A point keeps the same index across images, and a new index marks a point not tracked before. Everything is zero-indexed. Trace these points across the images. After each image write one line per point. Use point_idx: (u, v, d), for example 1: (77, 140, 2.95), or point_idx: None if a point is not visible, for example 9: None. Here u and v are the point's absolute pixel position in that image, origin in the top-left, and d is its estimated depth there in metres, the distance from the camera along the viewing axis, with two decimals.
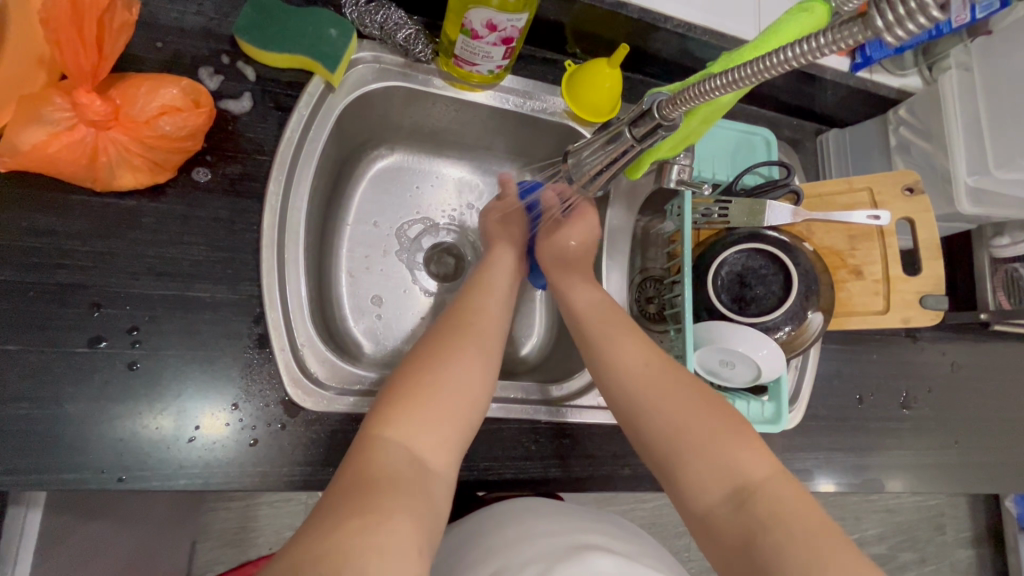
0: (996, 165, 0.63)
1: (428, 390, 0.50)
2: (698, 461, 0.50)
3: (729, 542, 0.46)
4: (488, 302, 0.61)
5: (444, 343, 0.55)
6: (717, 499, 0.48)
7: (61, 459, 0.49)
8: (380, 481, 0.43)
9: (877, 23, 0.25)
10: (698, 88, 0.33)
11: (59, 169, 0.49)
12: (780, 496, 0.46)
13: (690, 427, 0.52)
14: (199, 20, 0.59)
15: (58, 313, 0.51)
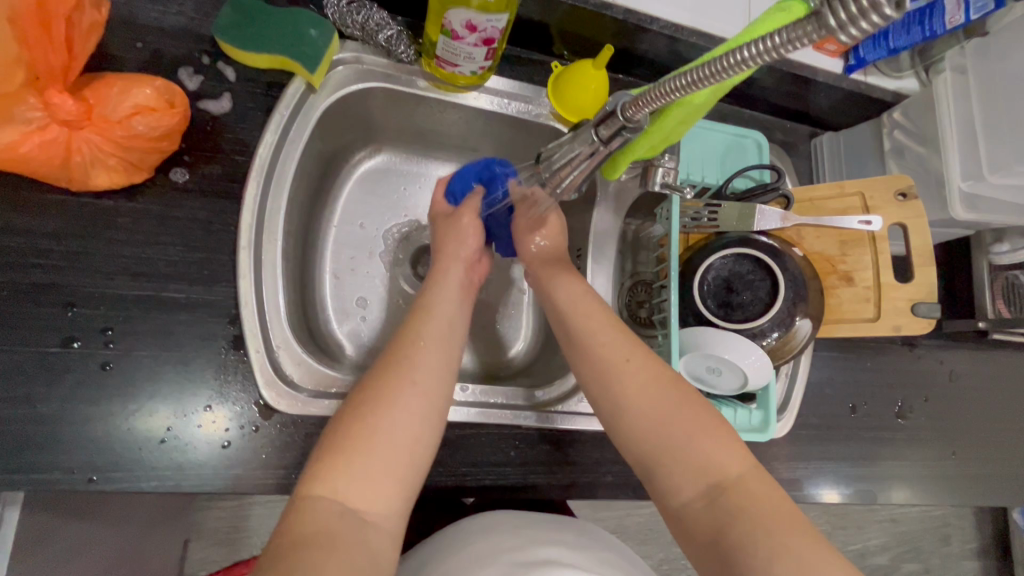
0: (990, 170, 0.62)
1: (358, 445, 0.47)
2: (688, 474, 0.50)
3: (701, 537, 0.48)
4: (434, 322, 0.56)
5: (377, 385, 0.51)
6: (708, 514, 0.48)
7: (33, 458, 0.49)
8: (308, 547, 0.41)
9: (830, 22, 0.24)
10: (662, 88, 0.32)
11: (33, 170, 0.49)
12: (752, 492, 0.48)
13: (666, 423, 0.52)
14: (180, 20, 0.58)
15: (32, 313, 0.51)
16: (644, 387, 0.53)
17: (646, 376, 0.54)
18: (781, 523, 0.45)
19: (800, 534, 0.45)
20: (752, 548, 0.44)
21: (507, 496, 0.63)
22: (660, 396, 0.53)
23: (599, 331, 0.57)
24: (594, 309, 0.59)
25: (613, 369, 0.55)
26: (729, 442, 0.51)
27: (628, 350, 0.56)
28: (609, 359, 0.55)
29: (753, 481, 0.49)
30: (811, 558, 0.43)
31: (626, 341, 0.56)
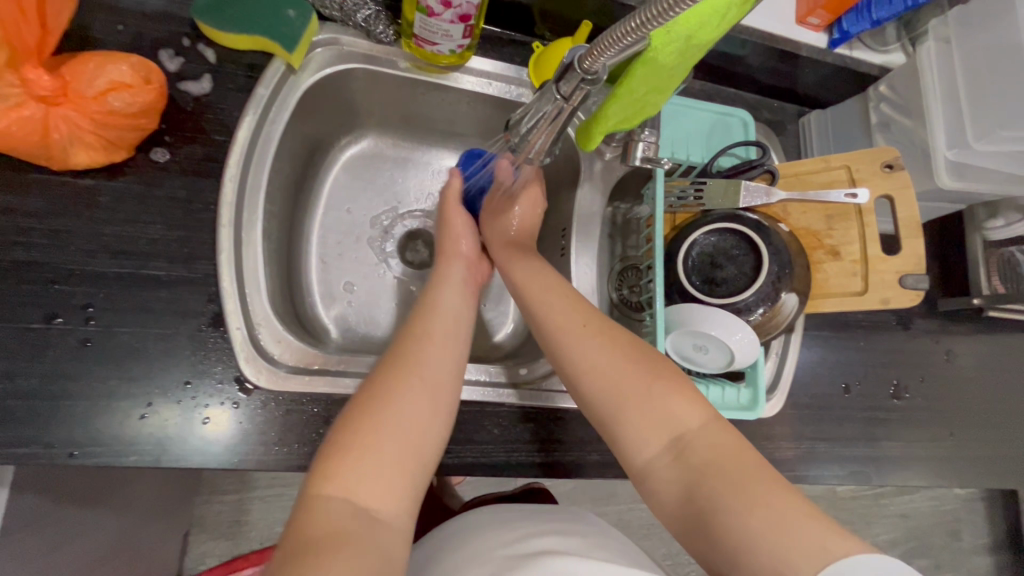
0: (974, 137, 0.61)
1: (366, 439, 0.46)
2: (651, 433, 0.49)
3: (671, 491, 0.47)
4: (437, 325, 0.57)
5: (383, 380, 0.51)
6: (674, 469, 0.47)
7: (14, 432, 0.50)
8: (319, 544, 0.40)
9: None
10: (609, 38, 0.33)
11: (12, 147, 0.49)
12: (714, 440, 0.47)
13: (622, 380, 0.51)
14: (160, 4, 0.59)
15: (15, 290, 0.52)
16: (601, 351, 0.53)
17: (601, 342, 0.54)
18: (746, 475, 0.44)
19: (766, 483, 0.43)
20: (723, 498, 0.43)
21: (489, 474, 0.63)
22: (615, 354, 0.53)
23: (552, 303, 0.57)
24: (552, 284, 0.59)
25: (568, 338, 0.55)
26: (690, 397, 0.50)
27: (582, 318, 0.56)
28: (562, 328, 0.56)
29: (715, 434, 0.48)
30: (776, 505, 0.41)
31: (582, 311, 0.57)
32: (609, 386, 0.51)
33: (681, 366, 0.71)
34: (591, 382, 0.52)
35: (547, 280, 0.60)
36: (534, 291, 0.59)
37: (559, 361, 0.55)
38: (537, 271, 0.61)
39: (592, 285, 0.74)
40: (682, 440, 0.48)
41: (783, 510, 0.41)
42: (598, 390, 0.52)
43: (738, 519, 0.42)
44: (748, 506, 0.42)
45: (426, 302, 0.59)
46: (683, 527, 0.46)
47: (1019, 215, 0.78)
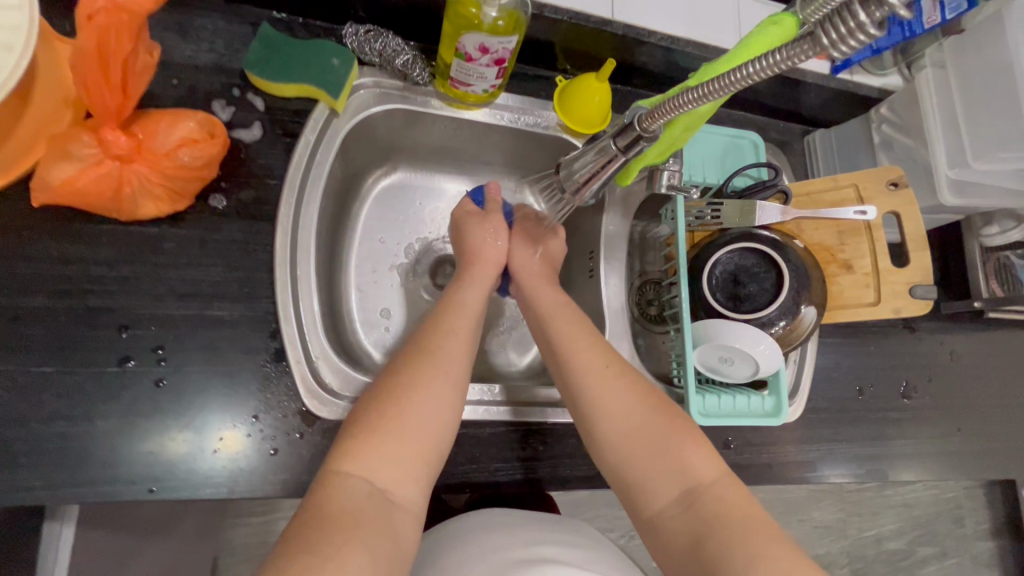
0: (973, 157, 0.66)
1: (389, 426, 0.50)
2: (664, 481, 0.53)
3: (678, 542, 0.50)
4: (459, 322, 0.61)
5: (408, 372, 0.54)
6: (684, 523, 0.51)
7: (97, 471, 0.53)
8: (335, 520, 0.44)
9: (823, 41, 0.28)
10: (674, 102, 0.37)
11: (86, 202, 0.52)
12: (724, 497, 0.51)
13: (642, 430, 0.55)
14: (211, 57, 0.63)
15: (89, 335, 0.54)
16: (624, 396, 0.57)
17: (624, 386, 0.57)
18: (751, 523, 0.48)
19: (770, 532, 0.47)
20: (728, 551, 0.46)
21: (536, 488, 0.67)
22: (638, 406, 0.56)
23: (580, 341, 0.60)
24: (577, 322, 0.62)
25: (591, 376, 0.58)
26: (703, 447, 0.54)
27: (607, 359, 0.59)
28: (587, 367, 0.58)
29: (722, 484, 0.52)
30: (778, 550, 0.46)
31: (607, 354, 0.60)
32: (627, 429, 0.56)
33: (707, 377, 0.75)
34: (611, 422, 0.56)
35: (571, 320, 0.63)
36: (558, 321, 0.63)
37: (580, 398, 0.58)
38: (561, 303, 0.65)
39: (617, 304, 0.78)
40: (692, 486, 0.52)
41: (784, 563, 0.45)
42: (617, 431, 0.56)
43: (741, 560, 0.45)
44: (752, 549, 0.46)
45: (448, 297, 0.64)
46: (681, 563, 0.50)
47: (1013, 222, 0.82)
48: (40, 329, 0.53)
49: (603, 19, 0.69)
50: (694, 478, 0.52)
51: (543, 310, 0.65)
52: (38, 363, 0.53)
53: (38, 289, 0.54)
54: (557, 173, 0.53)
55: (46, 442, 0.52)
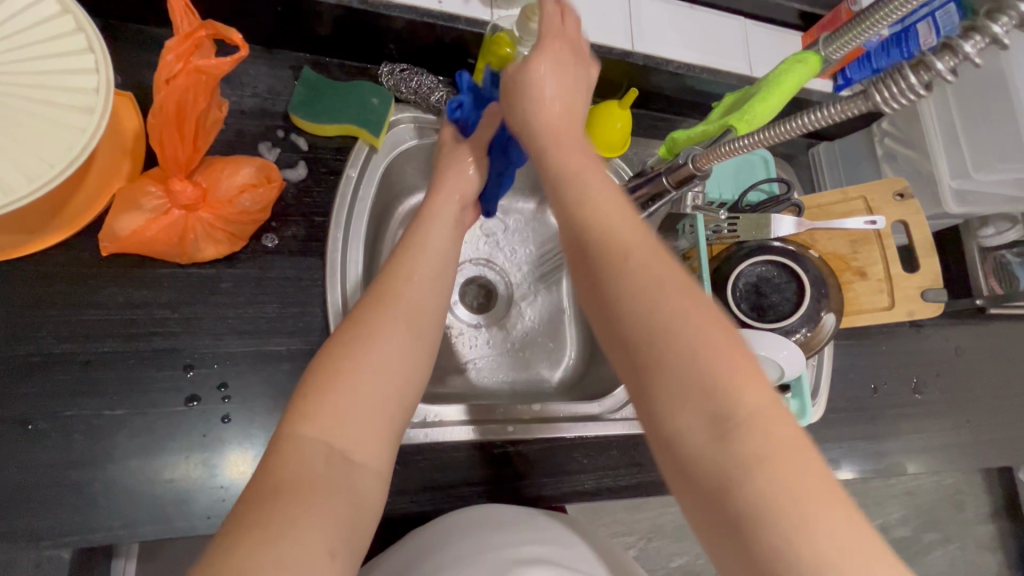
0: (975, 168, 0.70)
1: (344, 380, 0.43)
2: (693, 407, 0.36)
3: (698, 476, 0.36)
4: (423, 264, 0.52)
5: (364, 317, 0.47)
6: (711, 460, 0.36)
7: (171, 508, 0.54)
8: (286, 490, 0.37)
9: (876, 97, 0.33)
10: (730, 147, 0.43)
11: (154, 250, 0.55)
12: (784, 450, 0.34)
13: (677, 332, 0.38)
14: (256, 102, 0.66)
15: (156, 376, 0.56)
16: (679, 314, 0.38)
17: (681, 307, 0.38)
18: (819, 493, 0.34)
19: (843, 511, 0.34)
20: (761, 494, 0.34)
21: (582, 498, 0.70)
22: (679, 312, 0.38)
23: (617, 222, 0.43)
24: (611, 200, 0.44)
25: (629, 279, 0.40)
26: (776, 406, 0.36)
27: (658, 264, 0.40)
28: (623, 258, 0.41)
29: (803, 460, 0.34)
30: (844, 527, 0.33)
31: (659, 260, 0.41)
32: (675, 355, 0.37)
33: None
34: (658, 341, 0.38)
35: (607, 201, 0.44)
36: (588, 193, 0.45)
37: (614, 306, 0.40)
38: (593, 176, 0.46)
39: None
40: (759, 448, 0.35)
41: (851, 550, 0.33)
42: (658, 354, 0.38)
43: (788, 530, 0.33)
44: (808, 518, 0.33)
45: (414, 236, 0.55)
46: (701, 513, 0.37)
47: (1007, 224, 0.89)
48: (111, 374, 0.55)
49: (624, 50, 0.73)
50: (763, 447, 0.35)
51: (569, 176, 0.46)
52: (110, 406, 0.54)
53: (107, 335, 0.56)
54: None
55: (119, 483, 0.53)
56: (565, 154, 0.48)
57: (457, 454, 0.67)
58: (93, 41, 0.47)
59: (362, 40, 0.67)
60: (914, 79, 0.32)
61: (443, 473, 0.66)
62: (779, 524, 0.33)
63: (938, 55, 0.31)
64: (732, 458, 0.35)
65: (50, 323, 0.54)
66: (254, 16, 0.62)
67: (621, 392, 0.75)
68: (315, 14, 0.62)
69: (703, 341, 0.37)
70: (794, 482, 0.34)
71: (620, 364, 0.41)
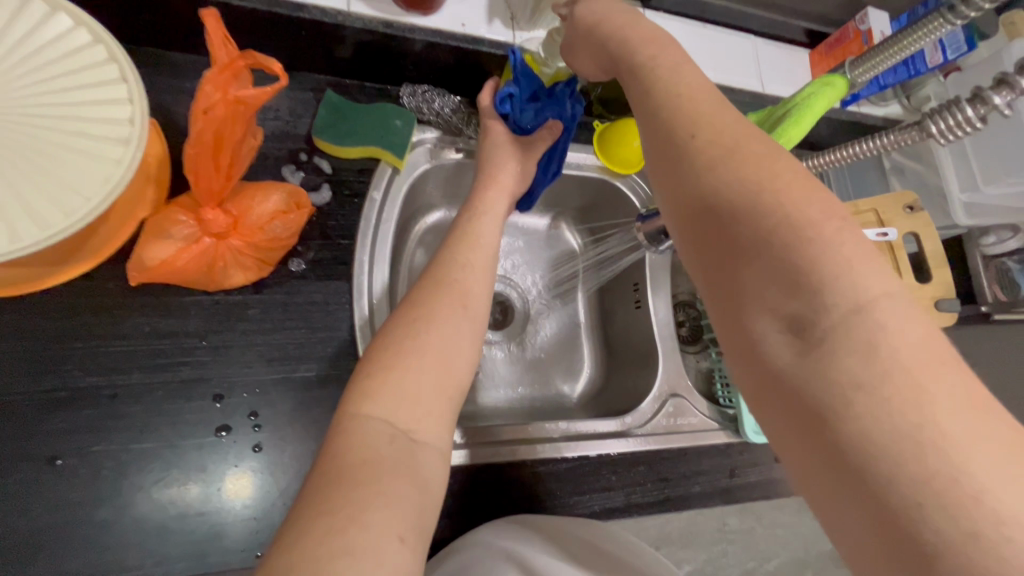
0: (984, 182, 0.72)
1: (407, 358, 0.43)
2: (784, 311, 0.34)
3: (788, 389, 0.34)
4: (477, 255, 0.53)
5: (428, 299, 0.47)
6: (802, 371, 0.33)
7: (204, 543, 0.53)
8: (354, 468, 0.36)
9: (934, 128, 0.45)
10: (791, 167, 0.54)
11: (182, 279, 0.54)
12: (902, 368, 0.30)
13: (767, 230, 0.34)
14: (277, 124, 0.65)
15: (185, 406, 0.55)
16: (778, 196, 0.34)
17: (784, 191, 0.34)
18: (939, 395, 0.29)
19: (971, 419, 0.29)
20: (864, 416, 0.30)
21: (611, 516, 0.70)
22: (772, 207, 0.34)
23: (706, 109, 0.39)
24: (700, 91, 0.40)
25: (717, 166, 0.36)
26: (894, 298, 0.32)
27: (758, 150, 0.37)
28: (710, 143, 0.37)
29: (922, 358, 0.30)
30: (967, 434, 0.29)
31: (756, 145, 0.37)
32: (772, 238, 0.34)
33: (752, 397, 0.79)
34: (755, 229, 0.34)
35: (700, 94, 0.40)
36: (675, 87, 0.41)
37: (702, 200, 0.37)
38: (680, 69, 0.42)
39: (666, 331, 0.80)
40: (865, 348, 0.31)
41: (980, 464, 0.28)
42: (754, 238, 0.34)
43: (890, 434, 0.29)
44: (916, 420, 0.29)
45: (465, 227, 0.55)
46: (786, 424, 0.35)
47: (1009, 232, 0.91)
48: (138, 406, 0.54)
49: None
50: (869, 361, 0.31)
51: (655, 69, 0.42)
52: (139, 439, 0.53)
53: (134, 366, 0.55)
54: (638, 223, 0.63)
55: (150, 519, 0.52)
56: (646, 47, 0.43)
57: (486, 475, 0.66)
58: (126, 72, 0.46)
59: (384, 62, 0.67)
60: (971, 112, 0.43)
61: (473, 495, 0.65)
62: (876, 429, 0.30)
63: (999, 90, 0.41)
64: (825, 358, 0.32)
65: (76, 356, 0.53)
66: (277, 40, 0.61)
67: (645, 407, 0.76)
68: (340, 37, 0.62)
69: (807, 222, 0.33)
70: (904, 383, 0.30)
71: (698, 265, 0.39)
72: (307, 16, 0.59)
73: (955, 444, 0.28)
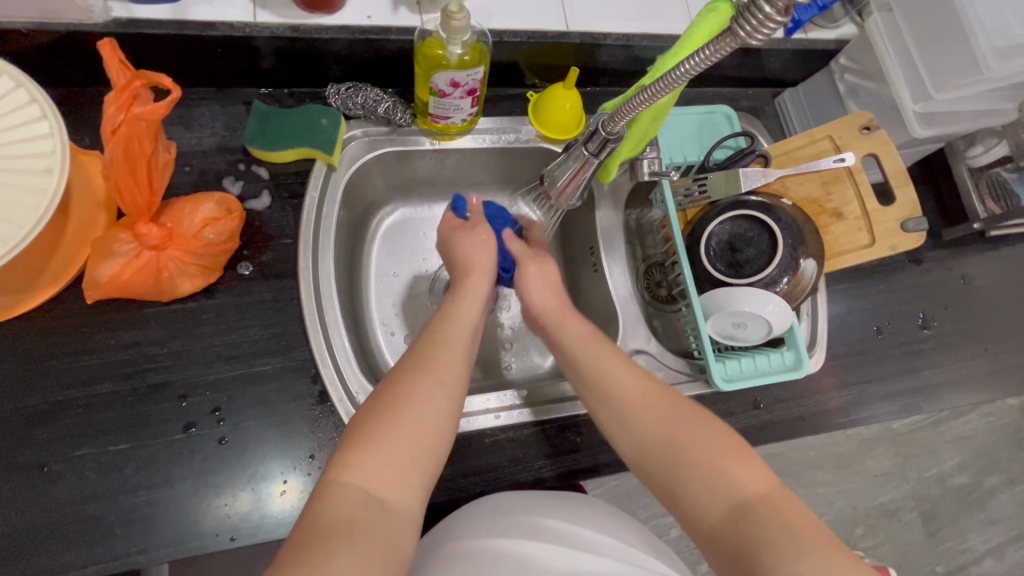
0: (935, 89, 0.69)
1: (388, 434, 0.48)
2: (714, 502, 0.51)
3: (730, 554, 0.49)
4: (459, 333, 0.58)
5: (408, 372, 0.53)
6: (734, 535, 0.49)
7: (181, 529, 0.57)
8: (335, 529, 0.42)
9: (739, 34, 0.33)
10: (629, 106, 0.45)
11: (134, 291, 0.59)
12: (777, 509, 0.49)
13: (694, 456, 0.53)
14: (214, 140, 0.69)
15: (154, 409, 0.60)
16: (693, 459, 0.53)
17: (663, 406, 0.57)
18: (810, 542, 0.46)
19: (822, 542, 0.46)
20: (779, 559, 0.45)
21: (583, 477, 0.71)
22: (689, 444, 0.53)
23: (615, 379, 0.58)
24: (605, 359, 0.60)
25: (654, 439, 0.55)
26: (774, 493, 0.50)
27: (641, 385, 0.58)
28: (627, 399, 0.57)
29: (758, 472, 0.52)
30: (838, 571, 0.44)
31: (618, 358, 0.60)
32: (689, 482, 0.52)
33: (722, 344, 0.77)
34: (696, 471, 0.52)
35: (585, 345, 0.62)
36: (615, 401, 0.58)
37: (668, 477, 0.54)
38: (574, 331, 0.63)
39: (626, 292, 0.80)
40: (770, 528, 0.47)
41: (787, 511, 0.48)
42: (698, 483, 0.52)
43: (785, 556, 0.45)
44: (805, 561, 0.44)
45: (445, 308, 0.60)
46: (735, 569, 0.48)
47: (996, 139, 0.83)
48: (111, 413, 0.59)
49: (559, 32, 0.73)
50: (766, 514, 0.48)
51: (589, 362, 0.60)
52: (115, 442, 0.58)
53: (105, 376, 0.60)
54: (541, 184, 0.62)
55: (135, 513, 0.57)
56: (565, 321, 0.64)
57: (451, 449, 0.68)
58: (46, 110, 0.51)
59: (304, 65, 0.70)
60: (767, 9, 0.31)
61: (442, 468, 0.67)
62: (781, 562, 0.45)
63: None
64: (759, 549, 0.47)
65: (51, 373, 0.59)
66: (197, 60, 0.65)
67: None
68: (253, 48, 0.65)
69: (718, 467, 0.52)
70: (777, 519, 0.48)
71: (654, 484, 0.55)
72: (216, 33, 0.62)
73: (824, 553, 0.45)
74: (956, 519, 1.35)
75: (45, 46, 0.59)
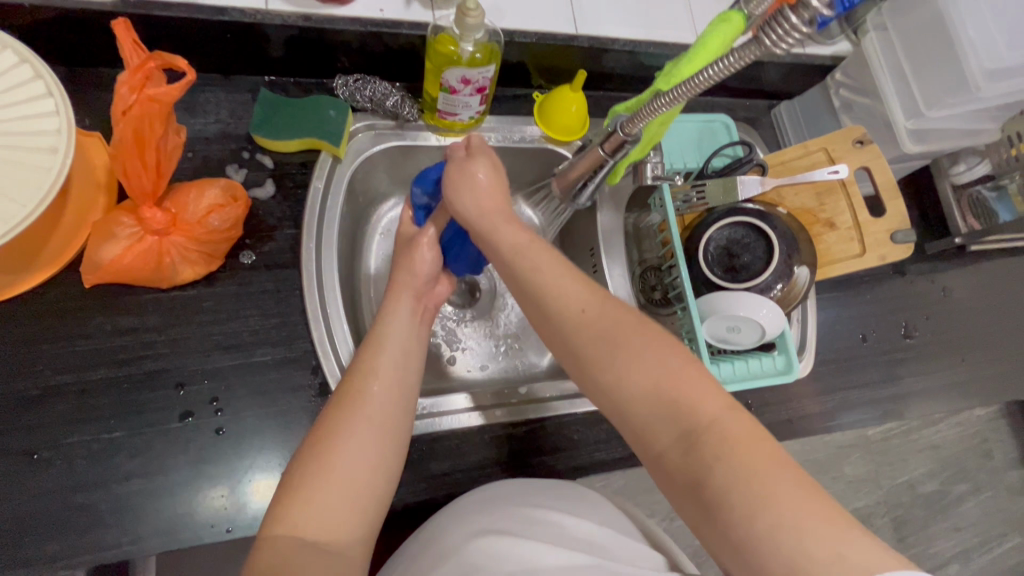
0: (926, 107, 0.72)
1: (316, 486, 0.46)
2: (664, 423, 0.48)
3: (683, 480, 0.47)
4: (388, 364, 0.54)
5: (334, 413, 0.50)
6: (686, 460, 0.47)
7: (173, 521, 0.56)
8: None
9: (765, 42, 0.35)
10: (651, 107, 0.47)
11: (134, 277, 0.59)
12: (728, 431, 0.46)
13: (642, 378, 0.50)
14: (218, 127, 0.68)
15: (149, 397, 0.59)
16: (644, 377, 0.50)
17: (609, 322, 0.52)
18: (763, 471, 0.43)
19: (774, 476, 0.43)
20: (729, 499, 0.43)
21: (578, 474, 0.72)
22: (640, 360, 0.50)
23: (556, 296, 0.54)
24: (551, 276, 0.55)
25: (602, 366, 0.52)
26: (728, 416, 0.47)
27: (584, 301, 0.54)
28: (568, 322, 0.53)
29: (713, 399, 0.48)
30: (794, 516, 0.41)
31: (561, 269, 0.55)
32: (643, 405, 0.49)
33: (717, 347, 0.78)
34: (645, 388, 0.49)
35: (520, 254, 0.56)
36: (561, 319, 0.53)
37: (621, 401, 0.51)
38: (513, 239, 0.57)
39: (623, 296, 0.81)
40: (718, 458, 0.44)
41: (743, 440, 0.45)
42: (651, 406, 0.49)
43: (735, 492, 0.43)
44: (758, 492, 0.42)
45: (378, 329, 0.58)
46: (690, 502, 0.46)
47: (977, 157, 0.89)
48: (105, 399, 0.58)
49: (568, 35, 0.74)
50: (718, 440, 0.45)
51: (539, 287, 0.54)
52: (109, 429, 0.57)
53: (99, 363, 0.59)
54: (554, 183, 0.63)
55: (126, 503, 0.56)
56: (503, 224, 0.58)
57: (450, 442, 0.68)
58: (53, 86, 0.50)
59: (314, 56, 0.69)
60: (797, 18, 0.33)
61: (438, 463, 0.67)
62: (732, 490, 0.43)
63: None
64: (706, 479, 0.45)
65: (45, 357, 0.57)
66: (205, 46, 0.65)
67: None
68: (263, 37, 0.65)
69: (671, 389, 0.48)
70: (720, 439, 0.45)
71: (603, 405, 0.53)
72: (227, 19, 0.62)
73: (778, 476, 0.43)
74: (924, 525, 1.39)
75: (49, 23, 0.58)
